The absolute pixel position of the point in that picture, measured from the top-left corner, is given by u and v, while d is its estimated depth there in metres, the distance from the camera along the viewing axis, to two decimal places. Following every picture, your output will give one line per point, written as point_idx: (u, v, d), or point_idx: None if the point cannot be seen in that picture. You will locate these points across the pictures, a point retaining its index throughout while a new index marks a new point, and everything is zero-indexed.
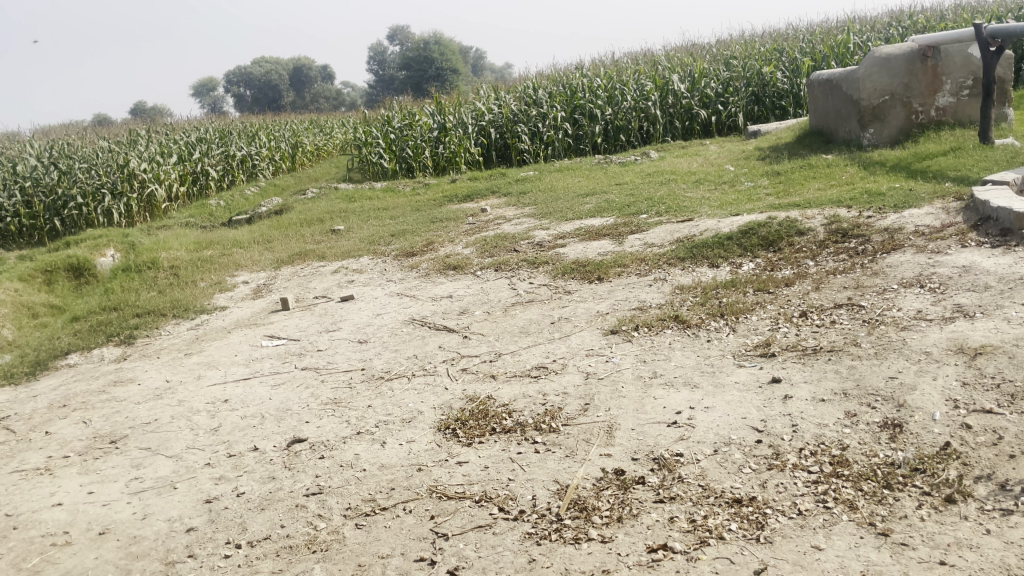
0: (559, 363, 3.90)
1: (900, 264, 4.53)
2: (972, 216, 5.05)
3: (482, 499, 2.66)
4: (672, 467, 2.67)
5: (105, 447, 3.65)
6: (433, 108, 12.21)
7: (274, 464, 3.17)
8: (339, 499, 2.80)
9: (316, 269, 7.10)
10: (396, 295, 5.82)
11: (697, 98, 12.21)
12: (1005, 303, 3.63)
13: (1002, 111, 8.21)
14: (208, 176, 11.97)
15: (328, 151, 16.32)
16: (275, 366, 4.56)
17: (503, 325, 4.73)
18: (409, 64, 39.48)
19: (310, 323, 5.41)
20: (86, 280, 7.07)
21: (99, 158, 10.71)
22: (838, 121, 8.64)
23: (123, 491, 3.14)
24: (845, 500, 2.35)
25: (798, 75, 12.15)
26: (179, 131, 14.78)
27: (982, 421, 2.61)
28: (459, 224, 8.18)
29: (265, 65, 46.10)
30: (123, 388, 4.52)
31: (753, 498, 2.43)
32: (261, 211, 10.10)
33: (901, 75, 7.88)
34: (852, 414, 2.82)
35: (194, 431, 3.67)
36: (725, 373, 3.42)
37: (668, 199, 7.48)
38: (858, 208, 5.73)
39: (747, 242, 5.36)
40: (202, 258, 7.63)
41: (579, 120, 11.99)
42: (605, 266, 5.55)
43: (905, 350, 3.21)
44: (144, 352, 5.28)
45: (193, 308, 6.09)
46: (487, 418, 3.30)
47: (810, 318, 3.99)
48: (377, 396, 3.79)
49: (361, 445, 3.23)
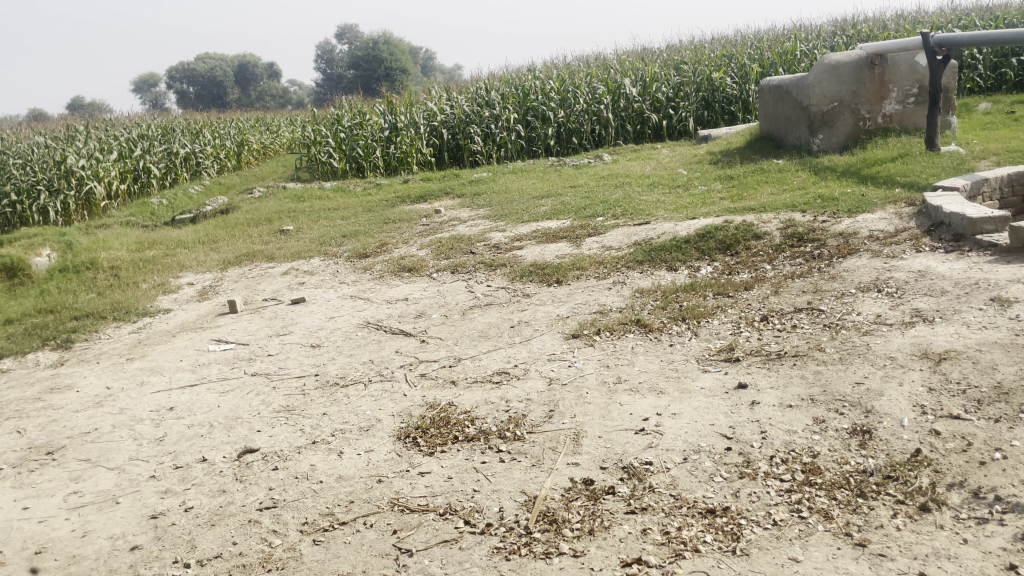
0: (521, 368, 3.81)
1: (856, 269, 4.55)
2: (925, 221, 5.12)
3: (447, 512, 2.55)
4: (642, 476, 2.60)
5: (40, 459, 3.43)
6: (384, 107, 12.04)
7: (224, 476, 3.01)
8: (295, 514, 2.67)
9: (265, 271, 6.89)
10: (349, 298, 5.67)
11: (648, 102, 12.27)
12: (962, 308, 3.66)
13: (947, 119, 8.41)
14: (149, 174, 11.58)
15: (275, 150, 15.96)
16: (223, 371, 4.38)
17: (461, 329, 4.62)
18: (359, 63, 39.13)
19: (259, 327, 5.22)
20: (21, 280, 6.73)
21: (34, 154, 10.30)
22: (788, 126, 8.73)
23: (61, 506, 2.94)
24: (820, 510, 2.31)
25: (746, 82, 12.32)
26: (119, 127, 14.31)
27: (950, 427, 2.60)
28: (412, 225, 8.05)
29: (208, 62, 45.06)
30: (60, 395, 4.29)
31: (727, 508, 2.37)
32: (206, 210, 9.80)
33: (849, 82, 8.01)
34: (820, 420, 2.79)
35: (137, 441, 3.48)
36: (690, 379, 3.36)
37: (624, 202, 7.46)
38: (812, 212, 5.78)
39: (705, 246, 5.35)
40: (144, 259, 7.35)
41: (531, 122, 11.94)
42: (563, 268, 5.49)
43: (869, 355, 3.20)
44: (82, 357, 5.03)
45: (135, 311, 5.84)
46: (449, 426, 3.20)
47: (771, 322, 3.98)
48: (332, 403, 3.65)
49: (317, 455, 3.09)
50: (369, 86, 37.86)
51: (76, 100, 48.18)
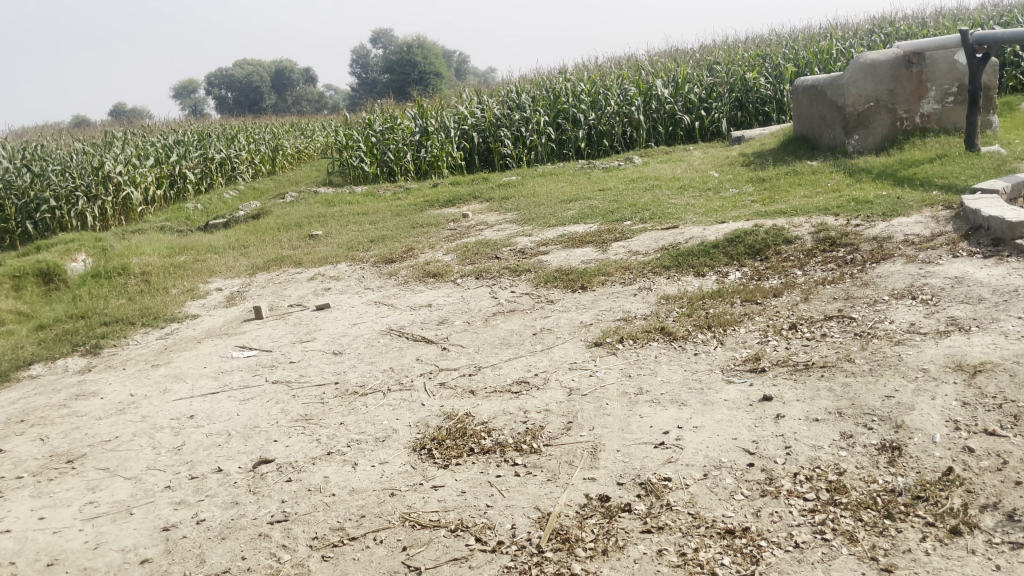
0: (540, 377, 3.74)
1: (890, 274, 4.41)
2: (963, 225, 4.94)
3: (458, 528, 2.50)
4: (659, 493, 2.52)
5: (60, 467, 3.45)
6: (415, 111, 12.05)
7: (238, 487, 2.99)
8: (305, 528, 2.63)
9: (292, 276, 6.90)
10: (373, 303, 5.65)
11: (680, 103, 12.10)
12: (1000, 317, 3.52)
13: (988, 118, 8.17)
14: (185, 179, 11.71)
15: (309, 154, 16.08)
16: (244, 379, 4.37)
17: (483, 336, 4.57)
18: (393, 67, 39.36)
19: (283, 333, 5.22)
20: (56, 286, 6.82)
21: (73, 160, 10.47)
22: (823, 127, 8.55)
23: (76, 516, 2.94)
24: (844, 532, 2.21)
25: (781, 81, 12.14)
26: (157, 133, 14.53)
27: (985, 444, 2.48)
28: (440, 229, 8.03)
29: (245, 67, 45.55)
30: (85, 402, 4.31)
31: (747, 528, 2.28)
32: (238, 215, 9.88)
33: (886, 81, 7.81)
34: (848, 435, 2.68)
35: (156, 450, 3.48)
36: (714, 391, 3.26)
37: (653, 205, 7.36)
38: (845, 215, 5.63)
39: (734, 251, 5.23)
40: (175, 264, 7.41)
41: (562, 125, 11.85)
42: (588, 274, 5.41)
43: (900, 366, 3.08)
44: (109, 363, 5.07)
45: (163, 317, 5.88)
46: (465, 437, 3.14)
47: (799, 331, 3.86)
48: (350, 413, 3.62)
49: (331, 467, 3.05)
50: (402, 89, 38.03)
51: (118, 107, 49.09)
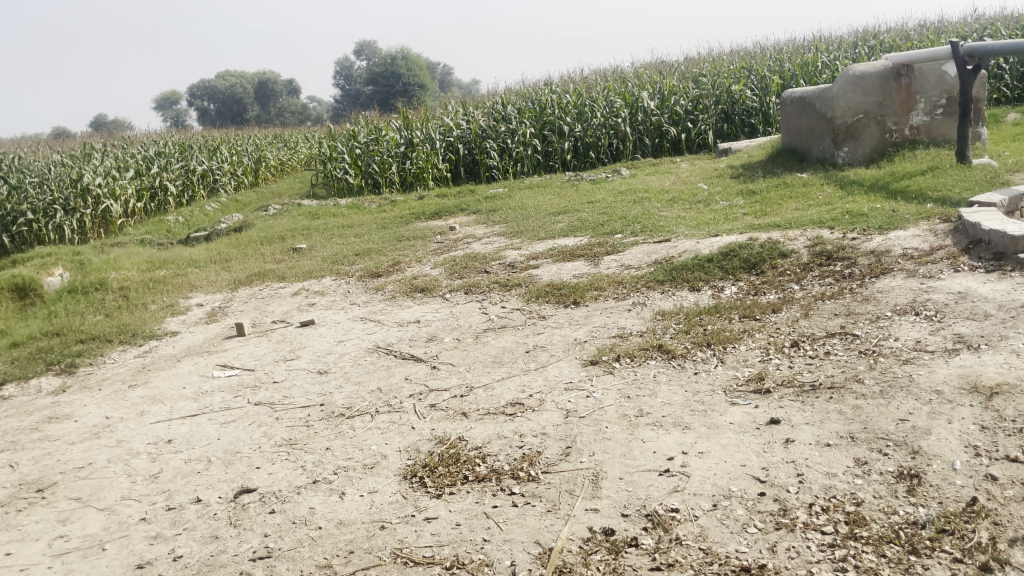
0: (535, 398, 3.59)
1: (891, 289, 4.30)
2: (962, 238, 4.84)
3: (454, 566, 2.35)
4: (668, 526, 2.38)
5: (29, 497, 3.26)
6: (400, 123, 11.90)
7: (219, 520, 2.82)
8: (290, 565, 2.47)
9: (275, 291, 6.73)
10: (360, 320, 5.48)
11: (666, 115, 12.01)
12: (1009, 335, 3.41)
13: (977, 129, 8.15)
14: (166, 191, 11.49)
15: (292, 166, 15.89)
16: (225, 400, 4.19)
17: (473, 354, 4.42)
18: (375, 78, 39.21)
19: (266, 351, 5.04)
20: (32, 300, 6.61)
21: (51, 173, 10.23)
22: (812, 139, 8.46)
23: (44, 552, 2.76)
24: (868, 569, 2.10)
25: (767, 93, 12.10)
26: (137, 145, 14.27)
27: (1009, 472, 2.36)
28: (426, 242, 7.87)
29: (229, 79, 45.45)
30: (57, 426, 4.12)
31: (763, 566, 2.16)
32: (220, 228, 9.67)
33: (875, 93, 7.74)
34: (863, 462, 2.56)
35: (132, 478, 3.30)
36: (718, 413, 3.13)
37: (644, 218, 7.25)
38: (841, 228, 5.53)
39: (728, 265, 5.12)
40: (155, 279, 7.21)
41: (548, 136, 11.72)
42: (580, 289, 5.27)
43: (913, 388, 2.95)
44: (85, 383, 4.86)
45: (142, 334, 5.68)
46: (459, 464, 2.98)
47: (802, 349, 3.74)
48: (337, 437, 3.45)
49: (317, 497, 2.89)
50: (386, 102, 37.82)
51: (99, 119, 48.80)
